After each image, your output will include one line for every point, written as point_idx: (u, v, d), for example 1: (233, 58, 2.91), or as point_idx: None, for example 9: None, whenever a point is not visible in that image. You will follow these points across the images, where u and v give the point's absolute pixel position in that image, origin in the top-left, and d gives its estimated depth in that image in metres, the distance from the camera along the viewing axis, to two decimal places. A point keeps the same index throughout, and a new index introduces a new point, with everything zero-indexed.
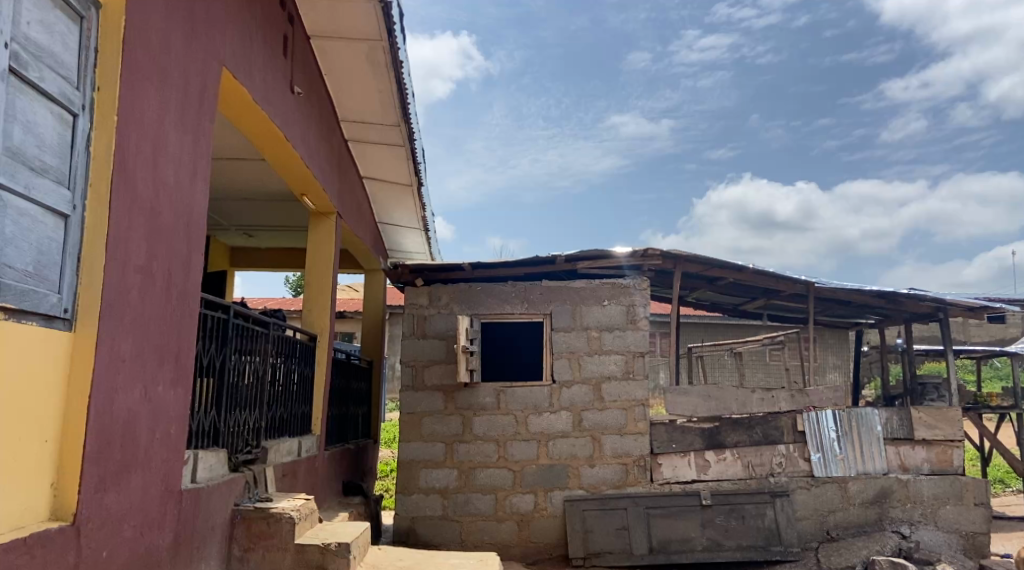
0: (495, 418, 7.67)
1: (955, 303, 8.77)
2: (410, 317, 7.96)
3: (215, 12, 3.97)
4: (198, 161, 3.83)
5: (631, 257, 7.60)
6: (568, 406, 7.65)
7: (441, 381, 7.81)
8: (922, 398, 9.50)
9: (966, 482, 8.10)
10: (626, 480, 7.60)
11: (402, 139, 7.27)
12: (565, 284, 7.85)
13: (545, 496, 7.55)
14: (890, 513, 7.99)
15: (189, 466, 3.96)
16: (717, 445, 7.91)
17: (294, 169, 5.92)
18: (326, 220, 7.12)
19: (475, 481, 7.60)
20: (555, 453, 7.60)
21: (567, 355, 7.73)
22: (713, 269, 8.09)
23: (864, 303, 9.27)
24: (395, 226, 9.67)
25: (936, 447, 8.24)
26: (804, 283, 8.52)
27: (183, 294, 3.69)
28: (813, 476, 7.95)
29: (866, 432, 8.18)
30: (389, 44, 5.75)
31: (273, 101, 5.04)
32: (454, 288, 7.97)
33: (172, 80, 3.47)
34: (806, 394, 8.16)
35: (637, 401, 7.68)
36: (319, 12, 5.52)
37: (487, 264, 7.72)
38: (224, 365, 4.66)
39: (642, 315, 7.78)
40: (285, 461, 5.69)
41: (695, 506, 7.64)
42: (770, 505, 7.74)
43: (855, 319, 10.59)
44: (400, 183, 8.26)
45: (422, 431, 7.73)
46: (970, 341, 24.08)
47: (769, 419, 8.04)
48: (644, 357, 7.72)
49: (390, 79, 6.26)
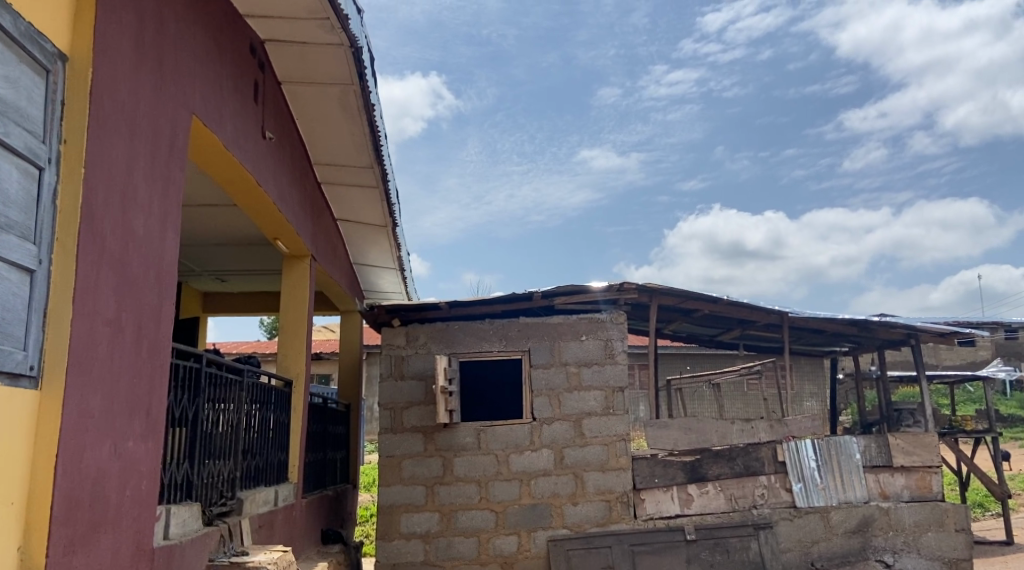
0: (476, 458, 7.58)
1: (925, 329, 8.90)
2: (388, 358, 7.89)
3: (184, 63, 3.98)
4: (169, 211, 3.79)
5: (607, 291, 7.62)
6: (549, 443, 7.59)
7: (420, 423, 7.72)
8: (899, 424, 9.57)
9: (946, 508, 8.15)
10: (610, 518, 7.51)
11: (376, 180, 7.28)
12: (542, 321, 7.85)
13: (529, 537, 7.45)
14: (874, 541, 7.98)
15: (161, 522, 3.84)
16: (699, 478, 7.88)
17: (267, 214, 5.89)
18: (300, 263, 7.05)
19: (457, 525, 7.47)
20: (537, 492, 7.51)
21: (547, 392, 7.69)
22: (689, 301, 8.14)
23: (837, 332, 9.38)
24: (370, 266, 9.64)
25: (915, 474, 8.28)
26: (778, 313, 8.61)
27: (154, 346, 3.63)
28: (795, 507, 7.94)
29: (845, 461, 8.21)
30: (360, 87, 5.78)
31: (245, 147, 5.02)
32: (431, 327, 7.93)
33: (140, 131, 3.45)
34: (784, 424, 8.18)
35: (618, 436, 7.64)
36: (289, 57, 5.54)
37: (464, 303, 7.69)
38: (196, 416, 4.56)
39: (620, 348, 7.79)
40: (260, 512, 5.55)
41: (680, 541, 7.57)
42: (754, 537, 7.71)
43: (829, 347, 10.69)
44: (374, 224, 8.25)
45: (403, 475, 7.61)
46: (941, 365, 24.54)
47: (750, 450, 8.04)
48: (623, 392, 7.70)
49: (362, 121, 6.28)
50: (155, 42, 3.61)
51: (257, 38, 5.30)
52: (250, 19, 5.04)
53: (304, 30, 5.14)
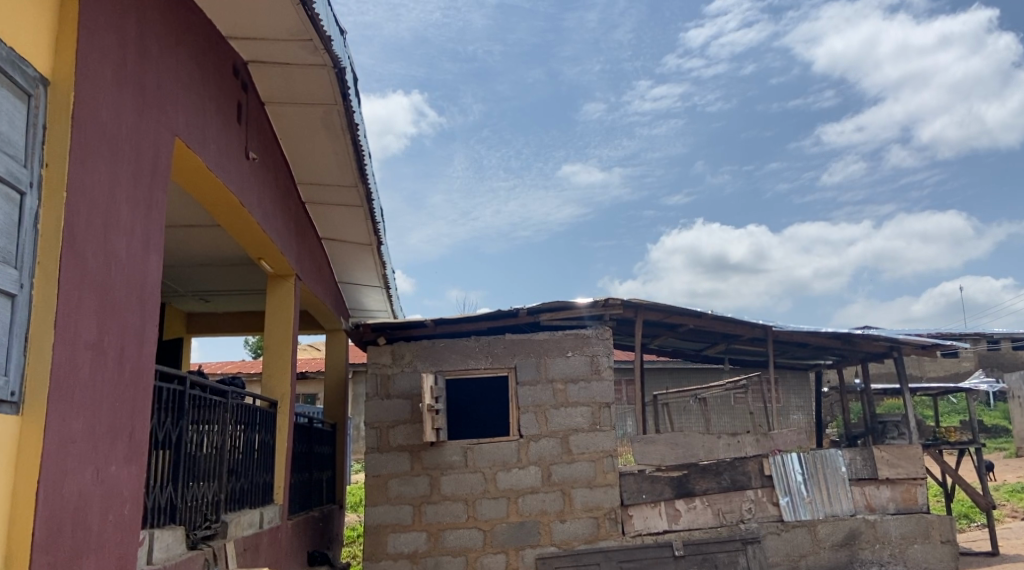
0: (463, 476, 7.55)
1: (907, 342, 8.99)
2: (374, 376, 7.88)
3: (167, 86, 3.98)
4: (151, 232, 3.78)
5: (593, 307, 7.64)
6: (537, 460, 7.58)
7: (406, 441, 7.70)
8: (884, 437, 9.61)
9: (931, 520, 8.20)
10: (598, 534, 7.48)
11: (360, 199, 7.29)
12: (528, 337, 7.86)
13: (517, 555, 7.41)
14: (861, 554, 8.01)
15: (145, 547, 3.80)
16: (687, 493, 7.88)
17: (250, 235, 5.87)
18: (284, 282, 7.01)
19: (445, 544, 7.43)
20: (525, 510, 7.48)
21: (534, 408, 7.68)
22: (674, 316, 8.18)
23: (821, 345, 9.45)
24: (356, 285, 9.62)
25: (900, 486, 8.33)
26: (763, 327, 8.68)
27: (137, 369, 3.61)
28: (782, 521, 7.96)
29: (831, 474, 8.25)
30: (344, 107, 5.79)
31: (228, 168, 5.02)
32: (416, 345, 7.93)
33: (124, 154, 3.45)
34: (770, 437, 8.19)
35: (605, 452, 7.62)
36: (272, 77, 5.55)
37: (449, 320, 7.69)
38: (180, 438, 4.52)
39: (606, 364, 7.79)
40: (245, 535, 5.49)
41: (668, 557, 7.57)
42: (742, 552, 7.73)
43: (813, 360, 10.76)
44: (358, 242, 8.24)
45: (389, 494, 7.57)
46: (924, 377, 24.84)
47: (736, 464, 8.06)
48: (610, 407, 7.70)
49: (346, 141, 6.29)
50: (137, 65, 3.61)
51: (240, 59, 5.31)
52: (233, 41, 5.05)
53: (287, 51, 5.15)
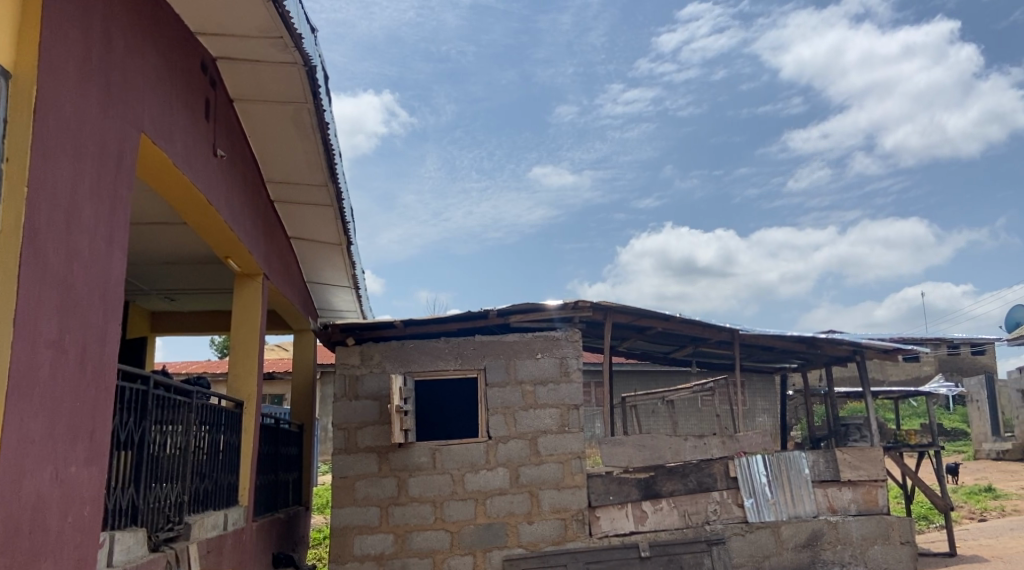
0: (431, 478, 7.53)
1: (869, 346, 9.16)
2: (342, 377, 7.83)
3: (133, 81, 3.92)
4: (115, 229, 3.72)
5: (563, 309, 7.68)
6: (505, 461, 7.58)
7: (374, 443, 7.66)
8: (846, 439, 9.79)
9: (891, 521, 8.36)
10: (565, 536, 7.51)
11: (330, 199, 7.23)
12: (497, 339, 7.87)
13: (484, 557, 7.41)
14: (823, 555, 8.15)
15: (105, 549, 3.73)
16: (653, 495, 7.94)
17: (218, 233, 5.79)
18: (251, 282, 6.94)
19: (412, 546, 7.40)
20: (493, 512, 7.48)
21: (502, 410, 7.69)
22: (642, 318, 8.25)
23: (786, 349, 9.60)
24: (325, 285, 9.55)
25: (862, 488, 8.48)
26: (729, 330, 8.79)
27: (98, 368, 3.55)
28: (747, 522, 8.07)
29: (795, 475, 8.38)
30: (315, 106, 5.75)
31: (195, 166, 4.95)
32: (386, 346, 7.89)
33: (87, 149, 3.39)
34: (736, 440, 8.29)
35: (573, 453, 7.65)
36: (242, 74, 5.49)
37: (419, 322, 7.67)
38: (143, 438, 4.45)
39: (575, 366, 7.82)
40: (208, 537, 5.41)
41: (634, 559, 7.62)
42: (706, 554, 7.81)
43: (778, 364, 10.92)
44: (327, 242, 8.17)
45: (356, 496, 7.52)
46: (886, 381, 25.36)
47: (702, 466, 8.16)
48: (578, 409, 7.73)
49: (316, 140, 6.24)
50: (102, 60, 3.55)
51: (209, 55, 5.24)
52: (201, 37, 4.98)
53: (257, 49, 5.10)
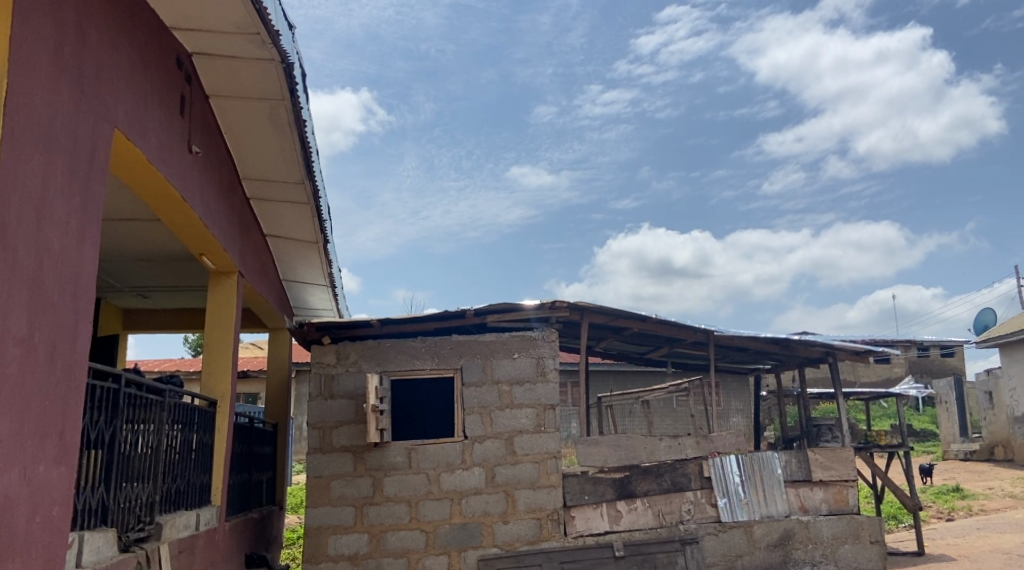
0: (406, 478, 7.52)
1: (841, 348, 9.30)
2: (317, 376, 7.79)
3: (106, 76, 3.87)
4: (87, 225, 3.67)
5: (540, 309, 7.69)
6: (481, 461, 7.59)
7: (349, 442, 7.62)
8: (818, 440, 9.93)
9: (861, 521, 8.49)
10: (540, 536, 7.54)
11: (306, 197, 7.18)
12: (474, 339, 7.87)
13: (459, 557, 7.41)
14: (794, 554, 8.26)
15: (74, 549, 3.67)
16: (628, 494, 7.99)
17: (192, 230, 5.73)
18: (226, 279, 6.87)
19: (386, 546, 7.37)
20: (468, 511, 7.48)
21: (479, 410, 7.69)
22: (618, 319, 8.30)
23: (760, 350, 9.71)
24: (301, 284, 9.48)
25: (833, 488, 8.59)
26: (704, 332, 8.87)
27: (69, 366, 3.50)
28: (720, 522, 8.15)
29: (768, 475, 8.47)
30: (292, 103, 5.72)
31: (170, 162, 4.90)
32: (362, 345, 7.86)
33: (60, 144, 3.34)
34: (710, 440, 8.37)
35: (549, 453, 7.68)
36: (218, 70, 5.44)
37: (396, 320, 7.65)
38: (114, 437, 4.38)
39: (551, 366, 7.85)
40: (180, 537, 5.36)
41: (608, 558, 7.66)
42: (680, 553, 7.88)
43: (752, 364, 11.04)
44: (304, 240, 8.12)
45: (331, 495, 7.48)
46: (858, 383, 25.75)
47: (677, 466, 8.22)
48: (555, 409, 7.76)
49: (293, 137, 6.20)
50: (75, 54, 3.50)
51: (184, 51, 5.18)
52: (176, 32, 4.93)
53: (233, 45, 5.06)
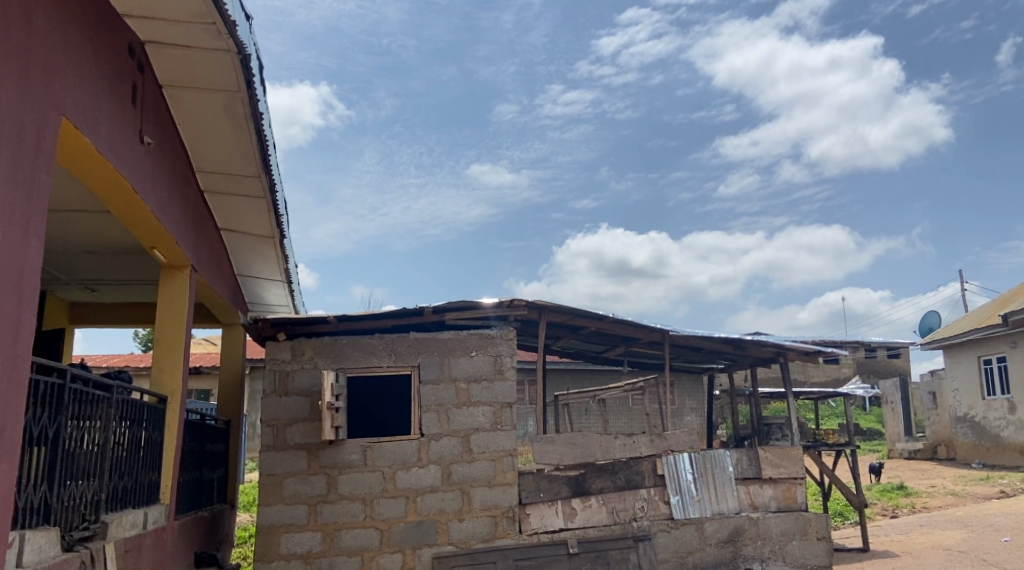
0: (361, 476, 7.47)
1: (791, 349, 9.52)
2: (271, 373, 7.68)
3: (54, 63, 3.76)
4: (32, 216, 3.57)
5: (498, 307, 7.71)
6: (437, 459, 7.58)
7: (303, 440, 7.54)
8: (768, 438, 10.15)
9: (808, 518, 8.69)
10: (495, 533, 7.56)
11: (262, 191, 7.08)
12: (432, 336, 7.85)
13: (413, 555, 7.39)
14: (744, 551, 8.44)
15: (14, 550, 3.57)
16: (583, 492, 8.06)
17: (143, 222, 5.60)
18: (178, 273, 6.74)
19: (340, 544, 7.32)
20: (423, 509, 7.47)
21: (435, 408, 7.68)
22: (576, 318, 8.36)
23: (714, 350, 9.89)
24: (256, 279, 9.34)
25: (782, 485, 8.80)
26: (660, 331, 8.99)
27: (11, 361, 3.39)
28: (672, 519, 8.28)
29: (719, 473, 8.63)
30: (248, 95, 5.63)
31: (120, 152, 4.78)
32: (318, 342, 7.78)
33: (3, 133, 3.24)
34: (664, 438, 8.51)
35: (505, 451, 7.70)
36: (171, 60, 5.33)
37: (352, 317, 7.59)
38: (58, 434, 4.27)
39: (509, 364, 7.86)
40: (126, 536, 5.24)
41: (563, 555, 7.72)
42: (633, 550, 7.98)
43: (706, 364, 11.24)
44: (259, 235, 8.00)
45: (284, 494, 7.40)
46: (808, 382, 26.39)
47: (631, 464, 8.32)
48: (512, 408, 7.78)
49: (249, 130, 6.10)
50: (21, 40, 3.40)
51: (136, 39, 5.06)
52: (128, 20, 4.81)
53: (188, 34, 4.96)
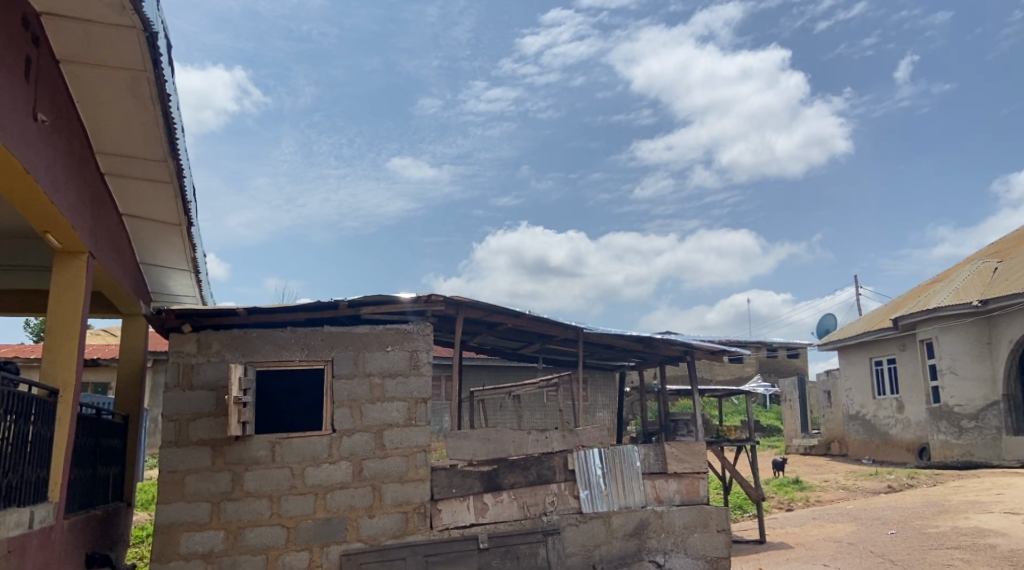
0: (268, 472, 7.28)
1: (699, 348, 9.85)
2: (175, 365, 7.40)
3: None
4: None
5: (415, 302, 7.66)
6: (348, 455, 7.47)
7: (208, 435, 7.29)
8: (675, 434, 10.49)
9: (710, 510, 8.99)
10: (406, 529, 7.51)
11: (169, 176, 6.79)
12: (346, 331, 7.72)
13: (320, 552, 7.26)
14: (648, 543, 8.68)
15: None
16: (494, 487, 8.11)
17: (35, 205, 5.28)
18: (74, 260, 6.39)
19: (245, 542, 7.12)
20: (333, 506, 7.34)
21: (348, 403, 7.57)
22: (493, 314, 8.40)
23: (626, 348, 10.13)
24: (161, 268, 8.96)
25: (686, 479, 9.08)
26: (575, 329, 9.15)
27: None
28: (581, 513, 8.44)
29: (627, 468, 8.84)
30: (155, 75, 5.38)
31: (11, 129, 4.49)
32: (226, 334, 7.53)
33: None
34: (576, 434, 8.72)
35: (419, 447, 7.65)
36: (70, 33, 5.04)
37: (263, 310, 7.39)
38: None
39: (425, 360, 7.82)
40: (9, 537, 4.93)
41: (473, 550, 7.75)
42: (542, 543, 8.09)
43: (618, 362, 11.50)
44: (165, 222, 7.67)
45: (185, 491, 7.15)
46: (714, 380, 27.40)
47: (543, 459, 8.43)
48: (426, 403, 7.74)
49: (155, 112, 5.84)
50: None
51: (32, 9, 4.77)
52: None
53: (89, 7, 4.70)
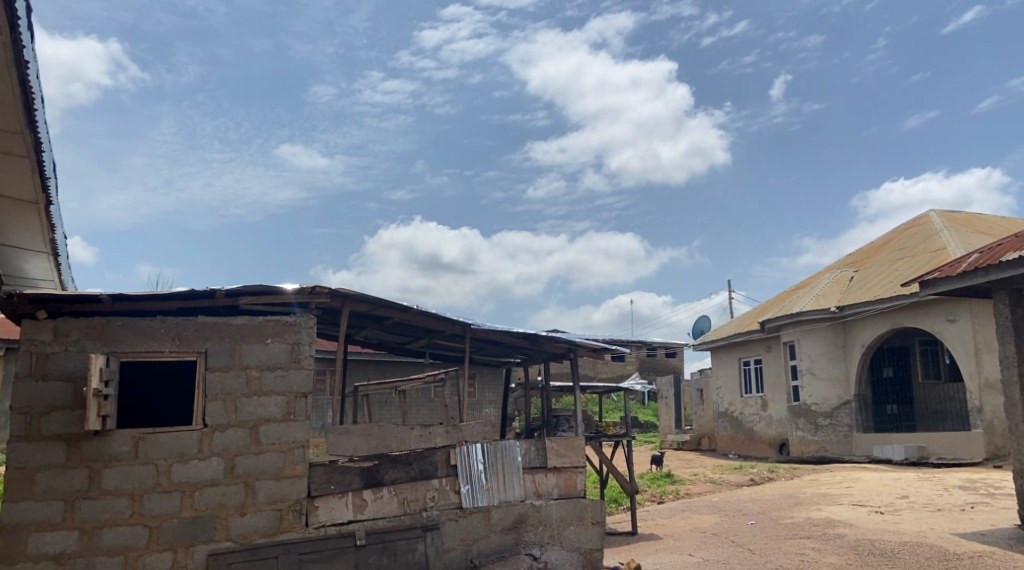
0: (131, 469, 6.86)
1: (582, 346, 10.09)
2: (27, 354, 6.84)
3: None
4: None
5: (299, 293, 7.43)
6: (220, 451, 7.15)
7: (63, 430, 6.79)
8: (556, 430, 10.70)
9: (586, 504, 9.20)
10: (279, 527, 7.28)
11: (26, 149, 6.25)
12: (223, 321, 7.39)
13: (186, 552, 6.91)
14: (525, 536, 8.82)
15: None
16: (374, 483, 7.97)
17: None
18: None
19: (101, 543, 6.68)
20: (201, 504, 7.01)
21: (222, 397, 7.25)
22: (379, 308, 8.27)
23: (511, 344, 10.24)
24: (14, 248, 8.25)
25: (564, 473, 9.29)
26: (462, 325, 9.15)
27: None
28: (461, 508, 8.47)
29: (508, 463, 8.96)
30: (12, 39, 4.94)
31: None
32: (87, 322, 7.03)
33: None
34: (459, 429, 8.73)
35: (296, 443, 7.43)
36: None
37: (130, 297, 6.96)
38: None
39: (307, 353, 7.59)
40: None
41: (349, 547, 7.61)
42: (420, 539, 8.05)
43: (503, 358, 11.61)
44: (21, 199, 7.07)
45: (35, 489, 6.64)
46: (597, 378, 28.19)
47: (425, 454, 8.39)
48: (306, 398, 7.52)
49: (11, 79, 5.36)
50: None
51: None
52: None
53: None
